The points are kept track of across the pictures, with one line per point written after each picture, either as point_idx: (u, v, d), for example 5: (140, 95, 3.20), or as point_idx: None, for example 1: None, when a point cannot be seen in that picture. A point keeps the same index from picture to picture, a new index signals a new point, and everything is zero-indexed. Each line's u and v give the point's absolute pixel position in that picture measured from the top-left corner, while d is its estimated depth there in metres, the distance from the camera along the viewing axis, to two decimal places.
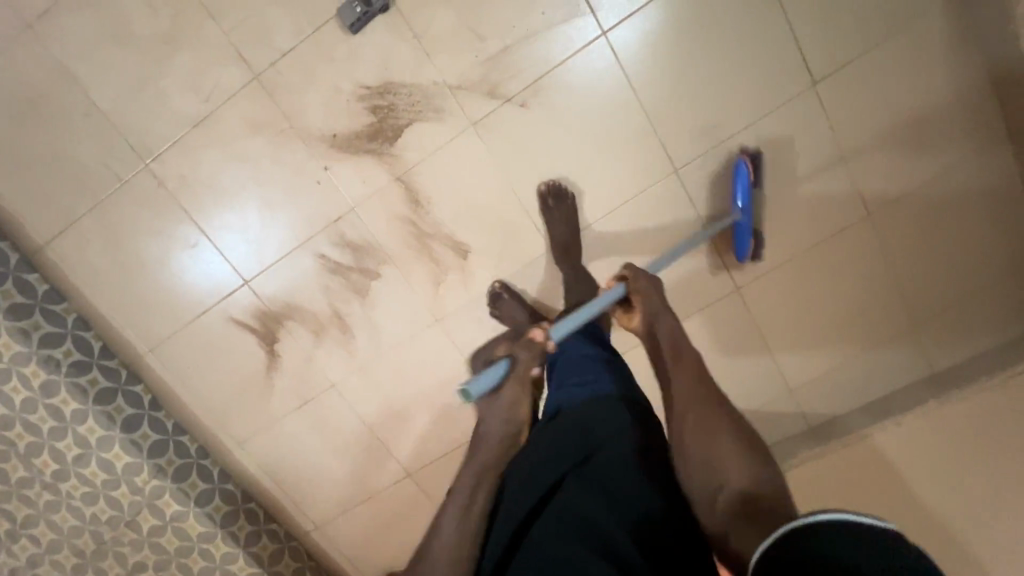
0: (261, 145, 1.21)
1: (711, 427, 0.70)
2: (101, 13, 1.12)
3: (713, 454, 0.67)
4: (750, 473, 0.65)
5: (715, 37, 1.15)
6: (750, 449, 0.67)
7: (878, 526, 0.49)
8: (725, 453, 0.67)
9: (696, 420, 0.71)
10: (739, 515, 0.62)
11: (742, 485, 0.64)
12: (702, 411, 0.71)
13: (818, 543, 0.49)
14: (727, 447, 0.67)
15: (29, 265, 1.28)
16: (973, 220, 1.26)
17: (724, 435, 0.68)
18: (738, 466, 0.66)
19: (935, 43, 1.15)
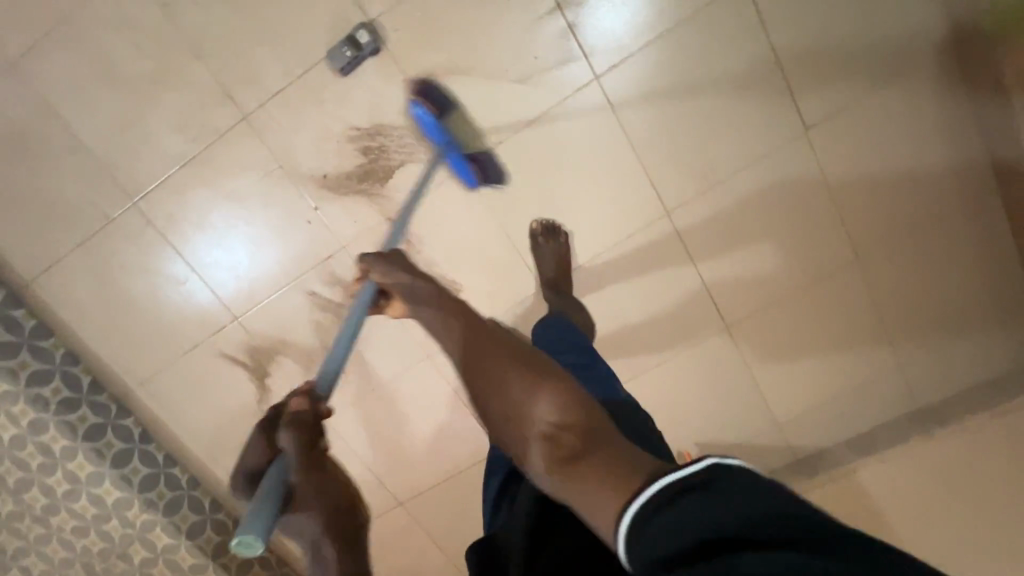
0: (250, 184, 1.20)
1: (495, 370, 0.60)
2: (85, 51, 1.10)
3: (514, 393, 0.58)
4: (565, 401, 0.56)
5: (708, 81, 1.14)
6: (553, 378, 0.58)
7: (693, 468, 0.46)
8: (523, 400, 0.57)
9: (489, 370, 0.60)
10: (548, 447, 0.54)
11: (556, 418, 0.55)
12: (473, 343, 0.63)
13: (658, 524, 0.44)
14: (530, 385, 0.57)
15: (16, 301, 1.26)
16: (961, 261, 1.27)
17: (510, 373, 0.59)
18: (543, 395, 0.56)
19: (926, 90, 1.15)
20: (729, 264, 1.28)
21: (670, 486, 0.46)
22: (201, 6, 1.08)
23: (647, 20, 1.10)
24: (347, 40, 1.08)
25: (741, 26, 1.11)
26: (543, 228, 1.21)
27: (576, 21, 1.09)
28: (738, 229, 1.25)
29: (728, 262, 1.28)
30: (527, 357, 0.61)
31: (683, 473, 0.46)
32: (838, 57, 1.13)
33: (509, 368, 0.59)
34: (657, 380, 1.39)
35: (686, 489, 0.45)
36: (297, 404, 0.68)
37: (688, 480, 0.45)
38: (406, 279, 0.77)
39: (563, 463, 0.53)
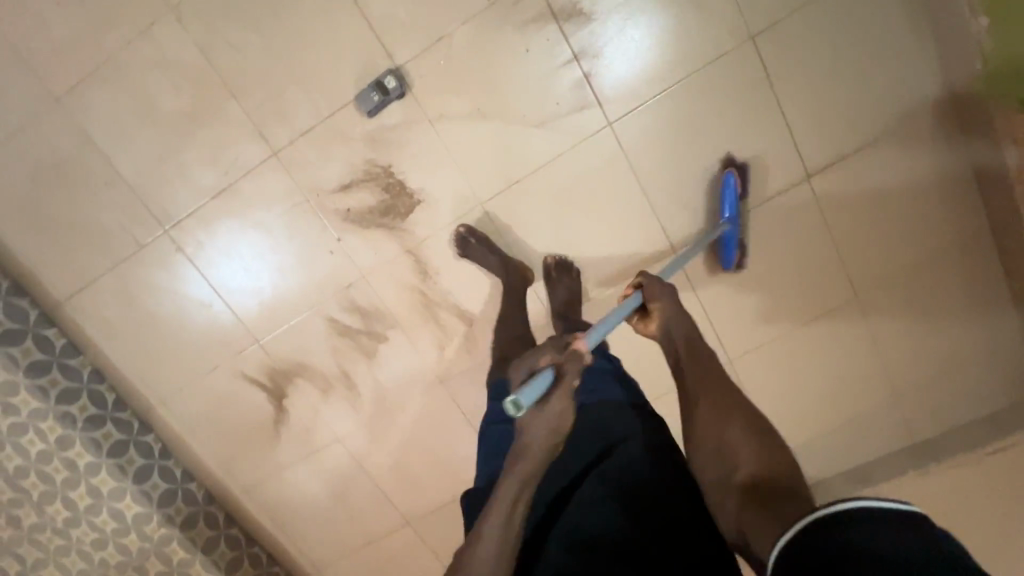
0: (277, 215, 1.25)
1: (725, 415, 0.71)
2: (127, 90, 1.16)
3: (728, 435, 0.69)
4: (756, 454, 0.66)
5: (716, 129, 1.19)
6: (768, 438, 0.67)
7: (903, 507, 0.47)
8: (736, 441, 0.68)
9: (710, 413, 0.72)
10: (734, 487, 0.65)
11: (751, 463, 0.65)
12: (707, 376, 0.78)
13: (853, 529, 0.46)
14: (743, 431, 0.68)
15: (47, 321, 1.31)
16: (956, 302, 1.32)
17: (739, 425, 0.69)
18: (751, 448, 0.66)
19: (924, 141, 1.20)
20: (733, 300, 1.33)
21: (864, 510, 0.47)
22: (237, 50, 1.14)
23: (659, 72, 1.15)
24: (377, 87, 1.13)
25: (749, 79, 1.16)
26: (556, 263, 1.25)
27: (589, 73, 1.15)
28: (742, 267, 1.30)
29: (732, 298, 1.33)
30: (748, 413, 0.71)
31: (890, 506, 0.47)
32: (841, 110, 1.18)
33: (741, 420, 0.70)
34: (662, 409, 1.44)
35: (890, 521, 0.46)
36: (568, 340, 0.73)
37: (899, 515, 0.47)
38: (662, 300, 0.90)
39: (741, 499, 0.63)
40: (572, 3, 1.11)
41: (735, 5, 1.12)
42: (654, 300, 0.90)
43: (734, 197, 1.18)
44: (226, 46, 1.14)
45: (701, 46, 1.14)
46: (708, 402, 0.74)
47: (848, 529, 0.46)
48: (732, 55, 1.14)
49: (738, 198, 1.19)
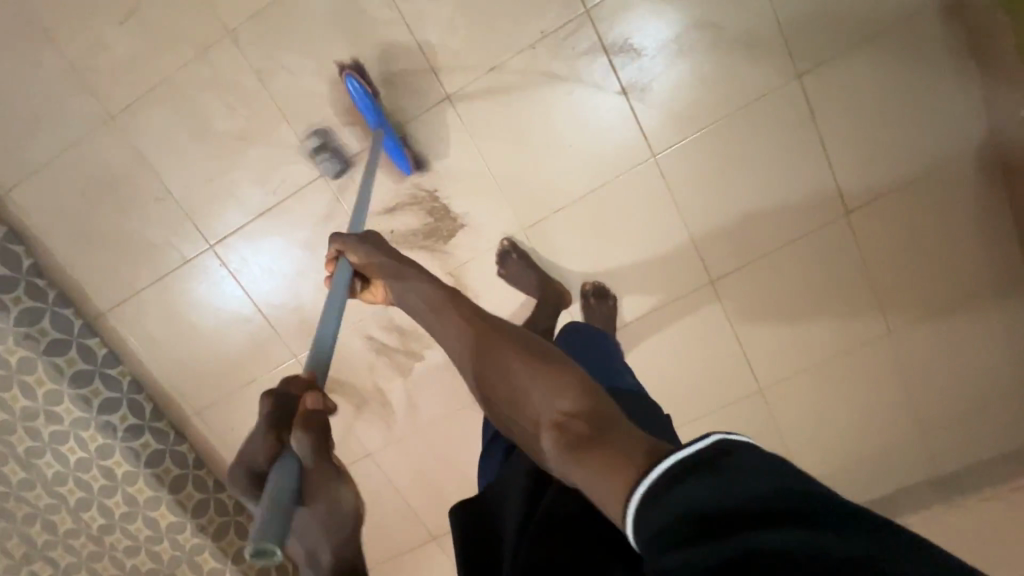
0: (322, 234, 1.27)
1: (495, 351, 0.64)
2: (182, 110, 1.18)
3: (510, 367, 0.62)
4: (576, 392, 0.58)
5: (759, 164, 1.21)
6: (564, 369, 0.61)
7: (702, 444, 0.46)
8: (524, 384, 0.61)
9: (496, 350, 0.64)
10: (561, 433, 0.56)
11: (565, 402, 0.58)
12: (490, 343, 0.65)
13: (669, 497, 0.43)
14: (529, 367, 0.61)
15: (91, 330, 1.34)
16: (987, 339, 1.33)
17: (512, 359, 0.63)
18: (541, 385, 0.60)
19: (963, 183, 1.22)
20: (766, 331, 1.34)
21: (684, 460, 0.45)
22: (292, 74, 1.15)
23: (706, 108, 1.17)
24: (321, 133, 1.19)
25: (795, 117, 1.17)
26: (594, 289, 1.28)
27: (638, 107, 1.17)
28: (777, 298, 1.31)
29: (766, 329, 1.34)
30: (531, 343, 0.65)
31: (691, 450, 0.45)
32: (884, 149, 1.20)
33: (513, 351, 0.64)
34: (690, 434, 1.45)
35: (701, 464, 0.44)
36: (312, 402, 0.66)
37: (700, 455, 0.45)
38: (408, 267, 0.79)
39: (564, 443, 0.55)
40: (624, 40, 1.13)
41: (785, 46, 1.13)
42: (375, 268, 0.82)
43: None
44: (281, 70, 1.15)
45: (749, 84, 1.15)
46: (495, 338, 0.66)
47: (675, 488, 0.43)
48: (779, 93, 1.16)
49: None
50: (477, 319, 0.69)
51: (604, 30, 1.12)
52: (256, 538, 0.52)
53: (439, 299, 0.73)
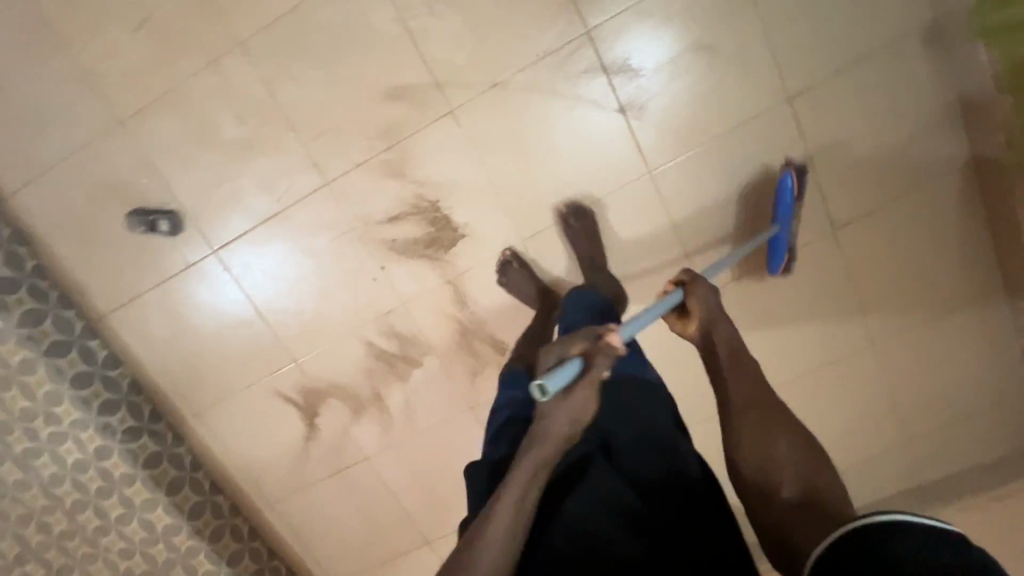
0: (325, 241, 1.30)
1: (763, 403, 0.75)
2: (189, 117, 1.21)
3: (768, 434, 0.72)
4: (799, 477, 0.69)
5: (752, 181, 1.25)
6: (812, 461, 0.70)
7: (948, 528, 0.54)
8: (783, 451, 0.71)
9: (764, 417, 0.73)
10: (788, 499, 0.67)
11: (792, 479, 0.69)
12: (764, 405, 0.75)
13: (893, 540, 0.53)
14: (792, 446, 0.71)
15: (92, 332, 1.35)
16: (967, 355, 1.38)
17: (783, 427, 0.73)
18: (794, 457, 0.70)
19: (946, 204, 1.26)
20: (756, 342, 1.38)
21: (915, 526, 0.54)
22: (299, 84, 1.18)
23: (700, 127, 1.21)
24: (145, 211, 1.26)
25: (785, 137, 1.22)
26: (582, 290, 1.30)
27: (634, 124, 1.21)
28: (767, 311, 1.36)
29: (755, 341, 1.38)
30: (794, 423, 0.74)
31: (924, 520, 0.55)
32: (871, 169, 1.24)
33: (783, 424, 0.73)
34: None
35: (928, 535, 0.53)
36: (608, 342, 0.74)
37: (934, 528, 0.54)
38: (711, 301, 0.89)
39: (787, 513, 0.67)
40: (623, 60, 1.17)
41: (777, 68, 1.18)
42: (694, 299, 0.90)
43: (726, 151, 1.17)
44: (289, 80, 1.18)
45: (742, 105, 1.20)
46: (771, 406, 0.75)
47: (894, 534, 0.53)
48: (770, 115, 1.20)
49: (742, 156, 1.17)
50: (728, 385, 0.78)
51: (604, 49, 1.16)
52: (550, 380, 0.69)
53: (740, 355, 0.82)
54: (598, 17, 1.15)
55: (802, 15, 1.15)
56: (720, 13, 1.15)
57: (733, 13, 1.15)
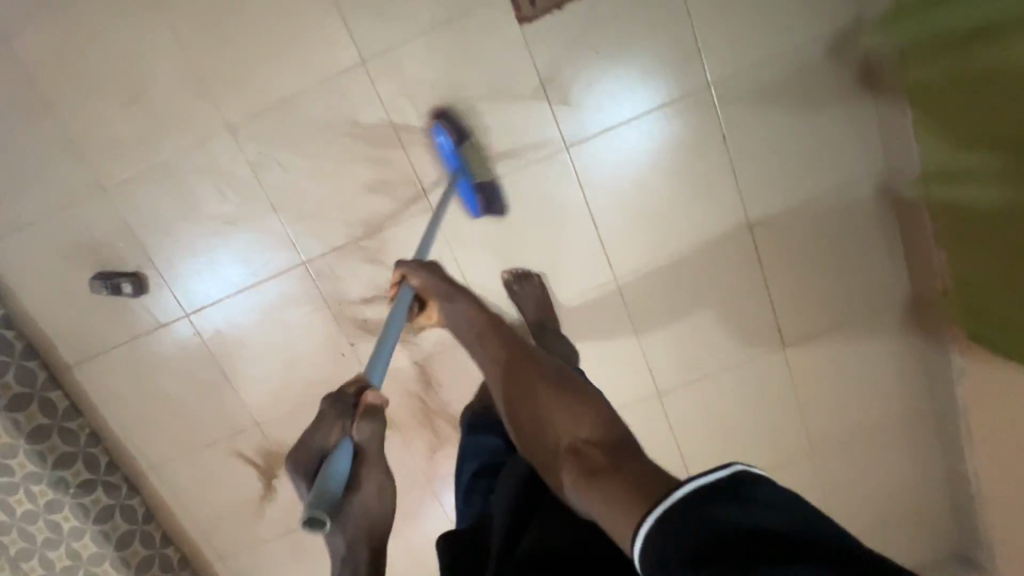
0: (298, 314, 1.33)
1: (528, 388, 0.73)
2: (173, 190, 1.23)
3: (538, 403, 0.71)
4: (596, 420, 0.65)
5: (711, 295, 1.32)
6: (598, 406, 0.67)
7: (721, 474, 0.48)
8: (556, 414, 0.68)
9: (525, 390, 0.74)
10: (571, 452, 0.63)
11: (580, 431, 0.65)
12: (517, 373, 0.77)
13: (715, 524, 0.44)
14: (567, 415, 0.67)
15: (54, 383, 1.36)
16: (903, 469, 1.45)
17: (544, 390, 0.72)
18: (574, 411, 0.67)
19: (887, 332, 1.35)
20: (707, 441, 1.44)
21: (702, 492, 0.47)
22: (285, 170, 1.22)
23: (666, 244, 1.28)
24: (107, 275, 1.26)
25: (745, 259, 1.29)
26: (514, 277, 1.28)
27: (603, 234, 1.27)
28: (718, 413, 1.42)
29: (706, 440, 1.44)
30: (559, 382, 0.73)
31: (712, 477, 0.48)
32: (822, 293, 1.32)
33: (535, 377, 0.75)
34: None
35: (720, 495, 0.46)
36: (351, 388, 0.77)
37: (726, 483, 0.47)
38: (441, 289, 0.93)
39: (575, 467, 0.61)
40: (597, 176, 1.23)
41: (740, 198, 1.25)
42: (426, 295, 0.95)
43: (450, 148, 1.16)
44: (275, 165, 1.21)
45: (705, 227, 1.27)
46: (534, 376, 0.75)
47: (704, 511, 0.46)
48: (731, 239, 1.28)
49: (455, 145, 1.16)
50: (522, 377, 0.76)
51: (579, 165, 1.22)
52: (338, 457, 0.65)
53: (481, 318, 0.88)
54: (576, 136, 1.20)
55: (766, 152, 1.22)
56: (691, 143, 1.21)
57: (703, 144, 1.22)
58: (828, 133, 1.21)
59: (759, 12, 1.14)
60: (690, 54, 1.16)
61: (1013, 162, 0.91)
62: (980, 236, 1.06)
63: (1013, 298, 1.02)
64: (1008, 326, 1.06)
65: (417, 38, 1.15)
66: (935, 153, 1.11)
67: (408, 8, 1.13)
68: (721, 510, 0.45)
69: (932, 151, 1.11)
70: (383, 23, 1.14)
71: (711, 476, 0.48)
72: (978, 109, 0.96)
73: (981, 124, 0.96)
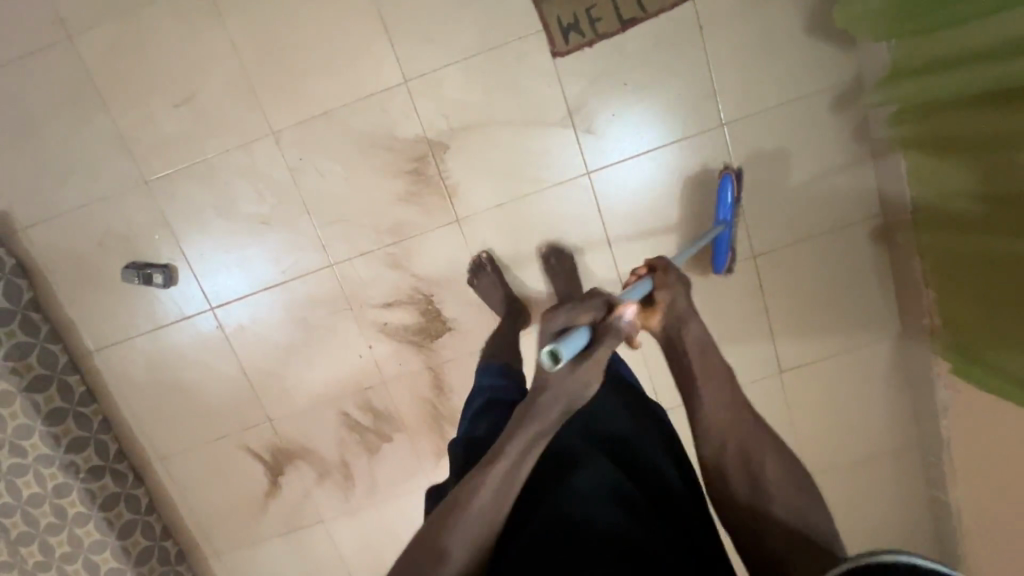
0: (320, 314, 1.38)
1: (754, 443, 0.71)
2: (212, 187, 1.29)
3: (766, 471, 0.69)
4: (802, 491, 0.68)
5: (714, 320, 1.40)
6: (798, 471, 0.70)
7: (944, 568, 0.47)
8: (772, 475, 0.69)
9: (754, 448, 0.71)
10: (786, 528, 0.66)
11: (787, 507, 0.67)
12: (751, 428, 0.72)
13: None
14: (784, 496, 0.68)
15: (74, 367, 1.38)
16: (888, 498, 1.51)
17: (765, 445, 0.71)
18: (787, 481, 0.69)
19: (877, 365, 1.43)
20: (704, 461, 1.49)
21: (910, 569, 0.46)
22: (322, 176, 1.28)
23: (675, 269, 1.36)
24: (140, 265, 1.32)
25: (747, 287, 1.38)
26: (551, 250, 1.32)
27: (617, 254, 1.34)
28: None
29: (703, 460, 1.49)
30: (780, 446, 0.72)
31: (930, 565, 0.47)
32: (818, 324, 1.40)
33: (765, 444, 0.71)
34: None
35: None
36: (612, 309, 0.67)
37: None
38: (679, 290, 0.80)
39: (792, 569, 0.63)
40: (615, 200, 1.31)
41: (746, 229, 1.34)
42: (661, 291, 0.79)
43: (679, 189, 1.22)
44: (313, 171, 1.28)
45: (712, 255, 1.35)
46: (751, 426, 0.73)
47: None
48: (736, 268, 1.36)
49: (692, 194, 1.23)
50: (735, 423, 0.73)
51: (599, 189, 1.30)
52: (563, 345, 0.59)
53: (710, 352, 0.77)
54: (599, 161, 1.28)
55: (772, 189, 1.32)
56: (704, 175, 1.30)
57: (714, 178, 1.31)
58: (829, 175, 1.31)
59: (774, 62, 1.24)
60: (708, 95, 1.26)
61: (1001, 213, 1.00)
62: (966, 279, 1.14)
63: (996, 340, 1.10)
64: (989, 365, 1.13)
65: (458, 63, 1.23)
66: (926, 199, 1.20)
67: (452, 35, 1.22)
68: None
69: (923, 197, 1.20)
70: (427, 47, 1.22)
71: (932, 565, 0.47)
72: (969, 166, 1.05)
73: (970, 177, 1.05)
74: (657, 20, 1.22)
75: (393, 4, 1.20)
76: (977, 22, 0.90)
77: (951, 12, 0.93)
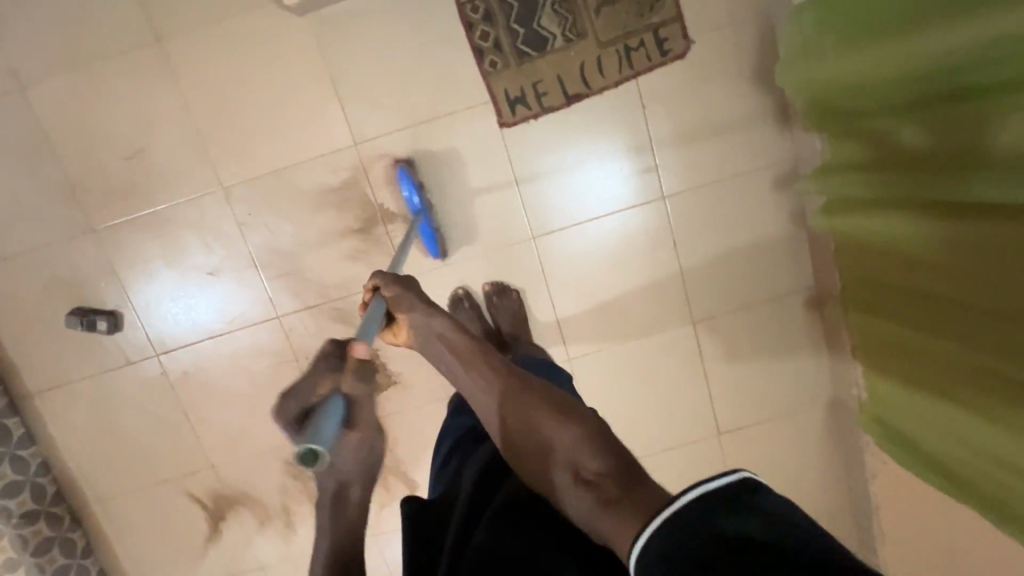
0: (265, 364, 1.39)
1: (533, 405, 0.72)
2: (161, 238, 1.31)
3: (538, 420, 0.70)
4: (594, 447, 0.65)
5: (654, 381, 1.43)
6: (610, 443, 0.66)
7: (726, 482, 0.50)
8: (563, 438, 0.67)
9: (530, 399, 0.73)
10: (579, 480, 0.63)
11: (598, 464, 0.63)
12: (527, 398, 0.73)
13: (699, 526, 0.48)
14: (589, 458, 0.64)
15: (12, 410, 1.37)
16: None
17: (546, 415, 0.70)
18: (576, 435, 0.67)
19: (810, 429, 1.47)
20: None
21: (699, 500, 0.50)
22: (271, 232, 1.30)
23: (619, 330, 1.39)
24: (84, 311, 1.31)
25: (687, 351, 1.41)
26: (493, 288, 1.33)
27: (559, 315, 1.37)
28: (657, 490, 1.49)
29: None
30: (564, 405, 0.71)
31: (713, 484, 0.51)
32: (755, 389, 1.44)
33: (510, 384, 0.76)
34: None
35: (719, 502, 0.49)
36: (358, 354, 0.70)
37: (719, 491, 0.50)
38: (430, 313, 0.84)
39: (606, 514, 0.58)
40: (559, 264, 1.34)
41: (686, 297, 1.38)
42: (397, 308, 0.83)
43: (415, 188, 1.24)
44: (262, 227, 1.30)
45: (653, 319, 1.39)
46: (548, 415, 0.70)
47: (703, 518, 0.48)
48: (677, 333, 1.40)
49: (420, 190, 1.26)
50: (509, 405, 0.74)
51: (545, 254, 1.34)
52: (319, 436, 0.54)
53: (465, 351, 0.80)
54: (544, 228, 1.32)
55: (712, 259, 1.36)
56: (645, 243, 1.34)
57: (654, 248, 1.34)
58: (767, 248, 1.35)
59: (712, 140, 1.29)
60: (649, 169, 1.30)
61: (933, 306, 0.99)
62: (896, 360, 1.14)
63: (925, 430, 1.09)
64: (907, 443, 1.17)
65: (406, 130, 1.26)
66: (860, 271, 1.18)
67: (400, 102, 1.24)
68: (719, 515, 0.48)
69: (849, 277, 1.24)
70: (377, 113, 1.25)
71: (716, 483, 0.51)
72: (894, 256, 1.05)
73: (903, 267, 1.04)
74: (600, 97, 1.25)
75: (345, 71, 1.23)
76: (936, 107, 0.85)
77: (917, 96, 0.88)
